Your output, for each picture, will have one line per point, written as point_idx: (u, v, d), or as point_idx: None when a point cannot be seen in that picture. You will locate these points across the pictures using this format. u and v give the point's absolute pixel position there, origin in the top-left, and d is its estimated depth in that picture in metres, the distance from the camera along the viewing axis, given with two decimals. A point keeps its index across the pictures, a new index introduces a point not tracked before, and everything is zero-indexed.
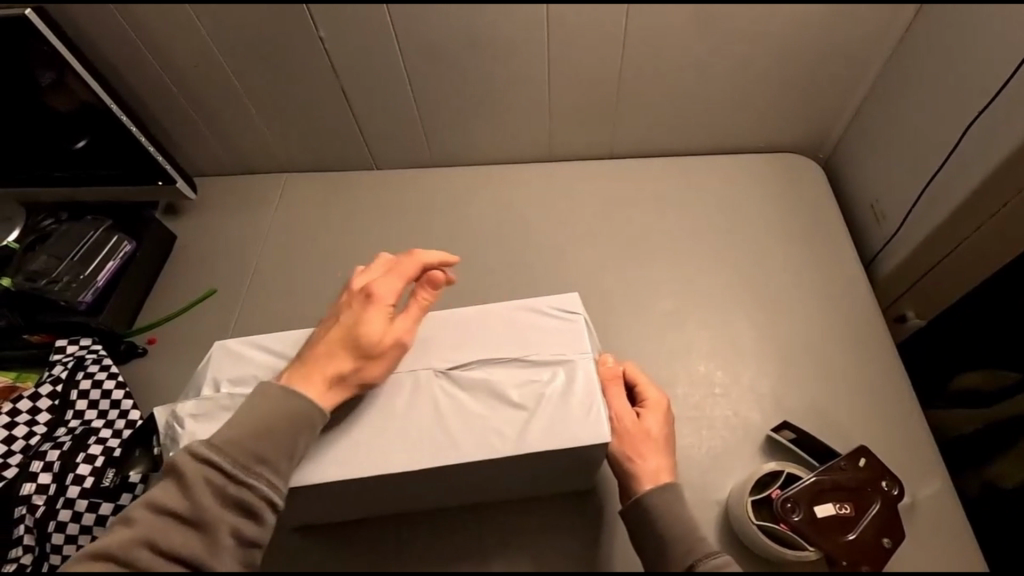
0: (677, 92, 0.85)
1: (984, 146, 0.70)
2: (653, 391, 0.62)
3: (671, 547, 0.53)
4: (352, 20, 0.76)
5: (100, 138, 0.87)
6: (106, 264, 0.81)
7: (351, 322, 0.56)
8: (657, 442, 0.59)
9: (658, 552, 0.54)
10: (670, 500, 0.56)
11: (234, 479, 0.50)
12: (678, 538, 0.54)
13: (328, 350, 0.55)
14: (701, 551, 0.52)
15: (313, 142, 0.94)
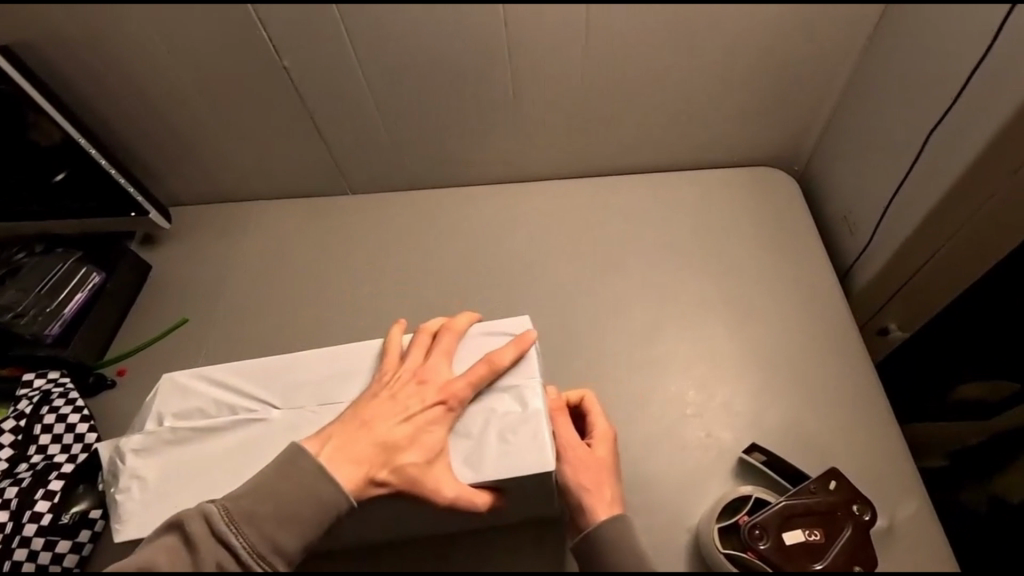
0: (643, 109, 0.85)
1: (947, 153, 0.69)
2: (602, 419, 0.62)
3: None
4: (314, 50, 0.77)
5: (74, 172, 0.89)
6: (75, 296, 0.81)
7: (413, 426, 0.53)
8: (606, 472, 0.58)
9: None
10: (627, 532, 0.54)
11: (245, 567, 0.47)
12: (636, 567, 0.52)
13: (382, 444, 0.52)
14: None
15: (286, 169, 0.95)
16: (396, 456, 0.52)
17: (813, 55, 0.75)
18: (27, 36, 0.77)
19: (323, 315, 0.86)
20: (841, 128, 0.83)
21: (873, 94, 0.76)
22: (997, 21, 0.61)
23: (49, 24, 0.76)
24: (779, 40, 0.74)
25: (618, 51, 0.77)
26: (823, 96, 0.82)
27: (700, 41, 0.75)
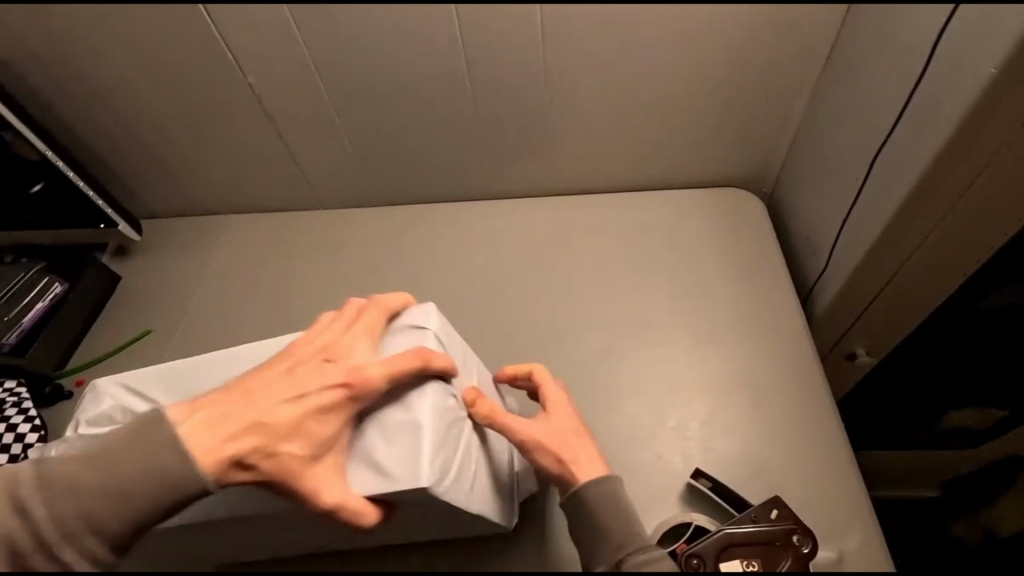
0: (606, 128, 0.85)
1: (891, 175, 0.68)
2: (552, 389, 0.62)
3: (602, 543, 0.53)
4: (278, 69, 0.79)
5: (43, 185, 0.89)
6: (35, 305, 0.82)
7: (306, 413, 0.53)
8: (574, 437, 0.58)
9: (589, 545, 0.54)
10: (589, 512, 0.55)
11: (61, 535, 0.49)
12: (613, 535, 0.53)
13: (266, 426, 0.52)
14: (630, 546, 0.52)
15: (256, 184, 0.95)
16: (275, 442, 0.52)
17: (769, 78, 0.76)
18: (0, 53, 0.80)
19: (284, 329, 0.86)
20: (804, 150, 0.83)
21: (830, 118, 0.76)
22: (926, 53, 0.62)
23: (21, 42, 0.78)
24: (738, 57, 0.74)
25: (574, 72, 0.78)
26: (785, 120, 0.82)
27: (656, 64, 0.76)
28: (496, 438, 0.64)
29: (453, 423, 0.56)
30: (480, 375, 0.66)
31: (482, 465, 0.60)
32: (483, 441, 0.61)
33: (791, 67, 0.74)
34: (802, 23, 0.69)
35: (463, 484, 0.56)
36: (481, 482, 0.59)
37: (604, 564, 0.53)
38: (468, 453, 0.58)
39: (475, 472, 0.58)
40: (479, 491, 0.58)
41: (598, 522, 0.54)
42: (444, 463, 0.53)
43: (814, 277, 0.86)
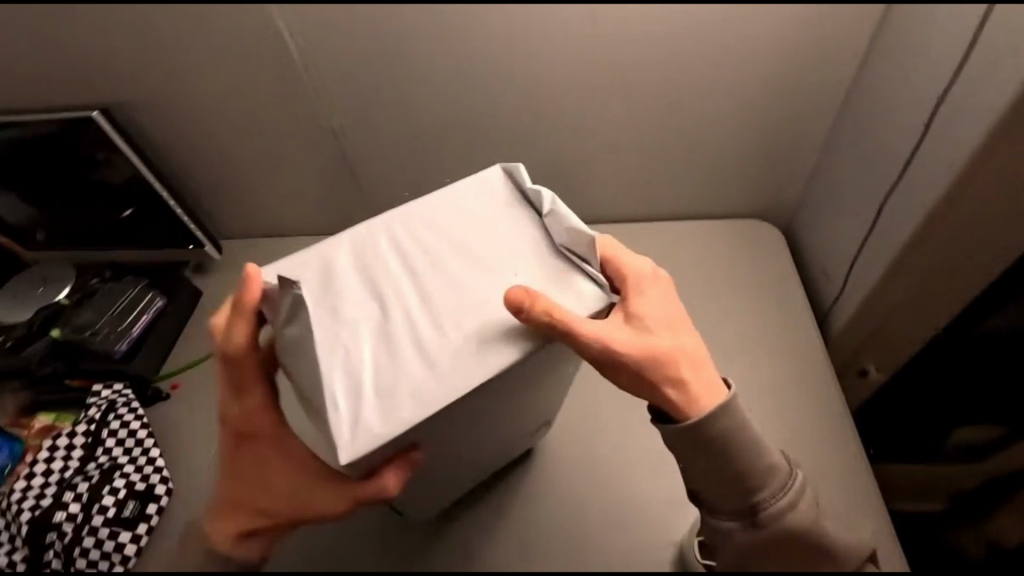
0: (642, 165, 0.96)
1: (899, 216, 0.77)
2: (654, 298, 0.63)
3: (740, 485, 0.58)
4: (358, 116, 0.90)
5: (140, 209, 1.00)
6: (142, 318, 0.92)
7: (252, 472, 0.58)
8: (678, 322, 0.64)
9: (724, 484, 0.59)
10: (726, 452, 0.58)
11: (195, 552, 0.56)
12: (751, 480, 0.58)
13: (246, 502, 0.56)
14: (770, 491, 0.58)
15: (324, 211, 1.06)
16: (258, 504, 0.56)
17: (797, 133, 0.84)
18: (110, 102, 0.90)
19: None
20: (820, 186, 0.93)
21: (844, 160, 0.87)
22: (933, 101, 0.68)
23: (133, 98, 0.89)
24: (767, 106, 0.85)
25: (622, 120, 0.88)
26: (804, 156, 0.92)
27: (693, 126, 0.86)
28: (474, 293, 0.58)
29: (344, 368, 0.53)
30: (406, 263, 0.61)
31: (453, 335, 0.55)
32: (430, 322, 0.56)
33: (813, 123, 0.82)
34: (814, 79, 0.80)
35: (421, 390, 0.52)
36: (473, 343, 0.54)
37: (741, 502, 0.59)
38: (397, 361, 0.54)
39: (454, 355, 0.54)
40: (451, 368, 0.53)
41: (734, 463, 0.58)
42: (356, 412, 0.51)
43: (829, 297, 0.95)
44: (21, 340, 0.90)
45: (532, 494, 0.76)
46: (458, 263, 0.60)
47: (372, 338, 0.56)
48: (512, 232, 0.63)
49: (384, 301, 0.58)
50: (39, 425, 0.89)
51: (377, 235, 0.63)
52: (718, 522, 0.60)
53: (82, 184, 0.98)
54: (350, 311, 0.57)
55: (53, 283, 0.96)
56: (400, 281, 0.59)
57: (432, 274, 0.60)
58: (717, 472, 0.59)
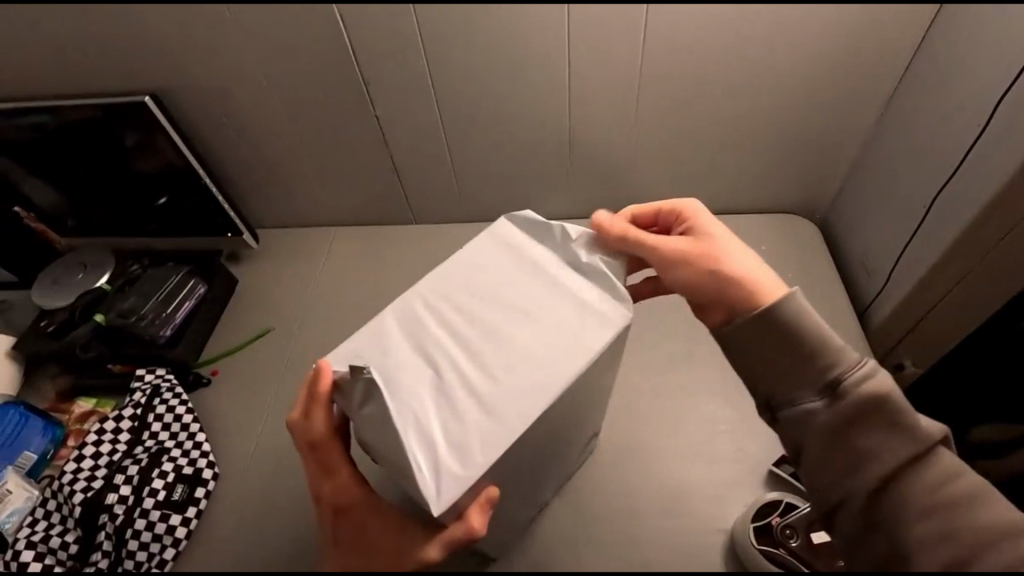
0: (682, 158, 0.96)
1: (953, 209, 0.77)
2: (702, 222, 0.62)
3: (810, 360, 0.51)
4: (404, 103, 0.89)
5: (179, 196, 1.00)
6: (184, 304, 0.92)
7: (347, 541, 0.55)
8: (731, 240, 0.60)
9: (790, 360, 0.51)
10: (791, 330, 0.51)
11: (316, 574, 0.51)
12: (820, 353, 0.51)
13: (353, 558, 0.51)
14: (844, 364, 0.50)
15: (361, 201, 1.06)
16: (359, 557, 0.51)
17: (836, 109, 0.87)
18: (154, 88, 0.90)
19: None
20: (862, 179, 0.93)
21: (891, 152, 0.87)
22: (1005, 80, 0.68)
23: (180, 84, 0.88)
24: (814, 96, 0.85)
25: (666, 109, 0.89)
26: (847, 146, 0.92)
27: (741, 102, 0.87)
28: (518, 338, 0.55)
29: (415, 425, 0.51)
30: (454, 312, 0.58)
31: (508, 382, 0.53)
32: (481, 374, 0.54)
33: (861, 94, 0.85)
34: (863, 68, 0.81)
35: (490, 440, 0.50)
36: (532, 385, 0.52)
37: (814, 381, 0.51)
38: (458, 415, 0.52)
39: (521, 396, 0.52)
40: (515, 413, 0.51)
41: (799, 330, 0.51)
42: (434, 466, 0.49)
43: (869, 293, 0.95)
44: (64, 325, 0.91)
45: (580, 483, 0.76)
46: (496, 311, 0.58)
47: (430, 395, 0.53)
48: (535, 275, 0.60)
49: (433, 359, 0.55)
50: (80, 411, 0.89)
51: (416, 299, 0.60)
52: (794, 411, 0.51)
53: (123, 171, 0.97)
54: (403, 374, 0.54)
55: (94, 269, 0.94)
56: (445, 336, 0.57)
57: (483, 317, 0.57)
58: (783, 349, 0.52)
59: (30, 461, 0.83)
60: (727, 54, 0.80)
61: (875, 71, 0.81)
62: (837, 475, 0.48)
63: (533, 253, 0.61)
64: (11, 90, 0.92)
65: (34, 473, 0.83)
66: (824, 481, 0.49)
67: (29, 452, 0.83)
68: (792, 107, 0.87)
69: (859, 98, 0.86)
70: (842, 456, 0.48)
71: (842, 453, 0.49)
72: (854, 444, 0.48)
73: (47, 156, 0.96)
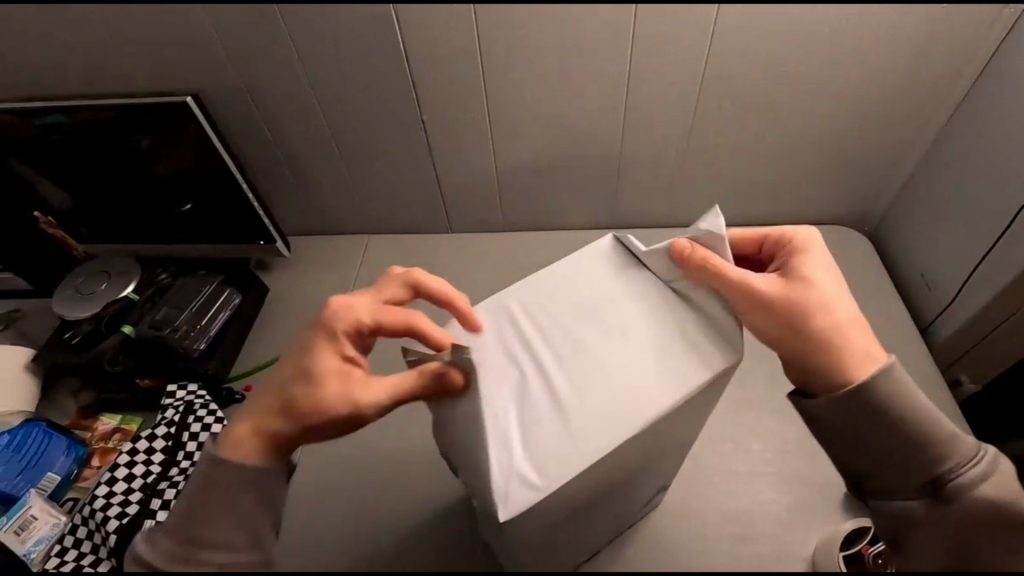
0: (735, 167, 0.93)
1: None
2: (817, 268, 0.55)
3: (915, 458, 0.51)
4: (450, 106, 0.85)
5: (206, 203, 0.95)
6: (219, 315, 0.88)
7: (293, 363, 0.53)
8: (839, 304, 0.53)
9: (902, 459, 0.51)
10: (901, 425, 0.50)
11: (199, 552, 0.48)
12: (931, 449, 0.51)
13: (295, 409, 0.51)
14: (959, 459, 0.51)
15: (396, 207, 1.02)
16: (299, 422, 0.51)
17: (899, 118, 0.85)
18: (191, 87, 0.85)
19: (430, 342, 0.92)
20: (919, 191, 0.91)
21: (951, 165, 0.85)
22: None
23: (221, 85, 0.85)
24: (877, 104, 0.83)
25: (725, 118, 0.86)
26: (904, 158, 0.90)
27: (803, 110, 0.85)
28: (610, 353, 0.50)
29: (493, 423, 0.46)
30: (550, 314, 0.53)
31: (594, 393, 0.47)
32: (567, 379, 0.49)
33: (924, 104, 0.83)
34: (931, 73, 0.79)
35: (569, 450, 0.44)
36: (623, 399, 0.46)
37: (917, 477, 0.52)
38: (539, 422, 0.46)
39: (607, 406, 0.46)
40: (601, 426, 0.45)
41: (919, 434, 0.51)
42: (505, 470, 0.44)
43: (926, 310, 0.92)
44: (90, 337, 0.87)
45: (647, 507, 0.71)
46: (587, 314, 0.53)
47: (510, 394, 0.48)
48: (628, 287, 0.54)
49: (520, 362, 0.50)
50: (103, 428, 0.85)
51: (511, 299, 0.55)
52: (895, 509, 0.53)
53: (150, 175, 0.92)
54: (486, 372, 0.50)
55: (118, 278, 0.88)
56: (535, 335, 0.52)
57: (580, 322, 0.52)
58: (894, 446, 0.51)
59: (53, 483, 0.78)
60: (794, 59, 0.78)
61: (941, 82, 0.80)
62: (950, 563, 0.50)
63: (635, 269, 0.56)
64: (38, 85, 0.87)
65: (56, 496, 0.78)
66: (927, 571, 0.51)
67: (53, 473, 0.78)
68: (855, 115, 0.85)
69: (923, 109, 0.84)
70: (950, 546, 0.51)
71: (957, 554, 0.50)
72: (960, 545, 0.51)
73: (71, 157, 0.91)
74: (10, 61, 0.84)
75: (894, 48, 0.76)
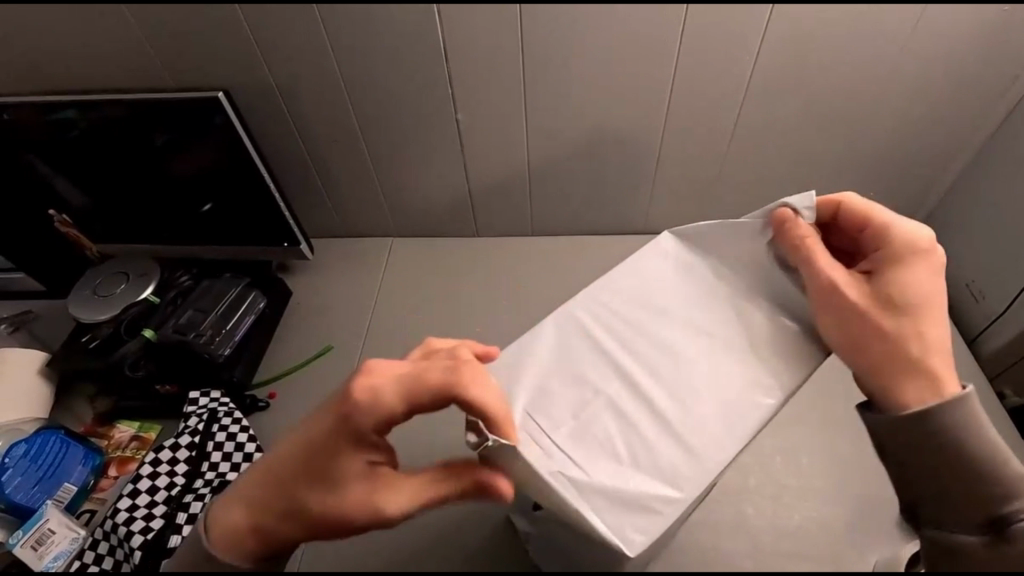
0: (773, 174, 0.91)
1: None
2: (919, 274, 0.49)
3: (984, 488, 0.46)
4: (486, 106, 0.83)
5: (228, 204, 0.91)
6: (245, 321, 0.85)
7: (309, 457, 0.44)
8: (933, 314, 0.48)
9: (963, 482, 0.46)
10: (967, 447, 0.47)
11: None
12: (998, 481, 0.47)
13: (305, 504, 0.44)
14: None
15: (423, 210, 0.99)
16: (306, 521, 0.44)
17: (949, 124, 0.82)
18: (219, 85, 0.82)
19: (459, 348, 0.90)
20: (962, 199, 0.89)
21: (999, 172, 0.83)
22: None
23: (249, 83, 0.82)
24: (924, 109, 0.81)
25: (768, 122, 0.84)
26: (947, 166, 0.88)
27: (850, 115, 0.82)
28: (699, 367, 0.49)
29: (602, 452, 0.46)
30: (634, 326, 0.51)
31: (695, 403, 0.47)
32: (663, 394, 0.48)
33: (973, 110, 0.81)
34: (982, 78, 0.77)
35: (684, 468, 0.45)
36: (727, 413, 0.47)
37: (982, 508, 0.46)
38: (647, 445, 0.46)
39: (710, 422, 0.46)
40: (710, 441, 0.46)
41: (980, 458, 0.47)
42: (629, 492, 0.44)
43: (970, 321, 0.90)
44: (108, 341, 0.83)
45: (695, 523, 0.69)
46: (670, 318, 0.52)
47: (607, 416, 0.48)
48: (693, 288, 0.53)
49: (608, 382, 0.49)
50: (120, 436, 0.82)
51: (576, 308, 0.53)
52: (950, 542, 0.46)
53: (172, 174, 0.89)
54: (581, 387, 0.49)
55: (137, 279, 0.85)
56: (619, 353, 0.50)
57: (664, 332, 0.51)
58: (956, 465, 0.46)
59: (70, 493, 0.75)
60: (848, 62, 0.76)
61: (992, 87, 0.78)
62: None
63: (704, 263, 0.54)
64: (59, 79, 0.84)
65: (73, 507, 0.75)
66: None
67: (70, 484, 0.75)
68: (902, 121, 0.83)
69: (972, 115, 0.81)
70: None
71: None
72: None
73: (89, 156, 0.88)
74: (36, 53, 0.81)
75: (949, 53, 0.74)
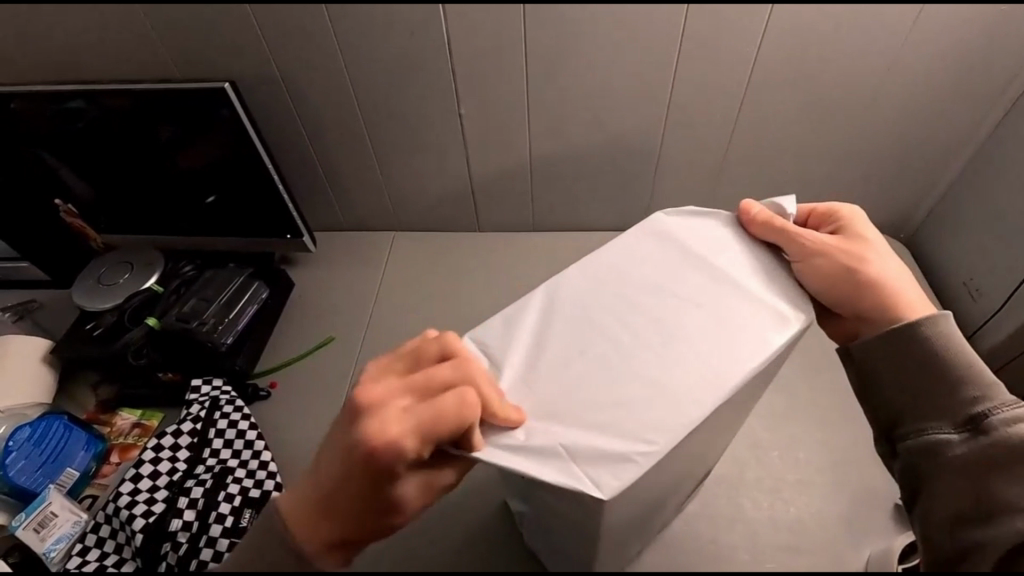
0: (772, 172, 0.92)
1: None
2: (868, 231, 0.56)
3: (952, 392, 0.50)
4: (489, 100, 0.84)
5: (231, 196, 0.92)
6: (247, 311, 0.86)
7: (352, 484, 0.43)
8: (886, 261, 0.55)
9: (931, 385, 0.51)
10: (937, 361, 0.51)
11: None
12: (970, 385, 0.50)
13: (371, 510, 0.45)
14: (997, 400, 0.49)
15: (426, 204, 1.00)
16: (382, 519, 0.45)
17: (949, 122, 0.83)
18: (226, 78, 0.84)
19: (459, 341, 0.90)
20: (961, 198, 0.90)
21: (996, 171, 0.83)
22: None
23: (255, 76, 0.83)
24: (922, 108, 0.82)
25: (767, 119, 0.85)
26: (946, 165, 0.89)
27: (849, 113, 0.83)
28: (684, 334, 0.49)
29: (584, 406, 0.46)
30: (624, 295, 0.52)
31: (679, 365, 0.47)
32: (648, 355, 0.48)
33: (971, 109, 0.81)
34: (980, 77, 0.78)
35: (662, 422, 0.44)
36: (706, 374, 0.47)
37: (954, 411, 0.50)
38: (627, 400, 0.46)
39: (697, 377, 0.46)
40: (692, 397, 0.45)
41: (948, 362, 0.50)
42: (610, 441, 0.44)
43: (968, 320, 0.90)
44: (112, 329, 0.84)
45: (692, 515, 0.70)
46: (657, 289, 0.52)
47: (591, 376, 0.47)
48: (689, 272, 0.53)
49: (596, 344, 0.49)
50: (121, 423, 0.83)
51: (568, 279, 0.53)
52: (926, 441, 0.50)
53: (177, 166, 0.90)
54: (567, 348, 0.49)
55: (142, 269, 0.86)
56: (608, 318, 0.51)
57: (654, 301, 0.51)
58: (923, 372, 0.51)
59: (72, 479, 0.76)
60: (849, 60, 0.76)
61: (990, 86, 0.78)
62: (972, 507, 0.48)
63: (694, 245, 0.55)
64: (67, 70, 0.85)
65: (74, 492, 0.76)
66: (947, 518, 0.49)
67: (72, 469, 0.76)
68: (901, 120, 0.83)
69: (970, 115, 0.82)
70: (968, 487, 0.48)
71: (985, 486, 0.48)
72: (986, 478, 0.48)
73: (94, 147, 0.89)
74: (47, 44, 0.82)
75: (950, 52, 0.75)
